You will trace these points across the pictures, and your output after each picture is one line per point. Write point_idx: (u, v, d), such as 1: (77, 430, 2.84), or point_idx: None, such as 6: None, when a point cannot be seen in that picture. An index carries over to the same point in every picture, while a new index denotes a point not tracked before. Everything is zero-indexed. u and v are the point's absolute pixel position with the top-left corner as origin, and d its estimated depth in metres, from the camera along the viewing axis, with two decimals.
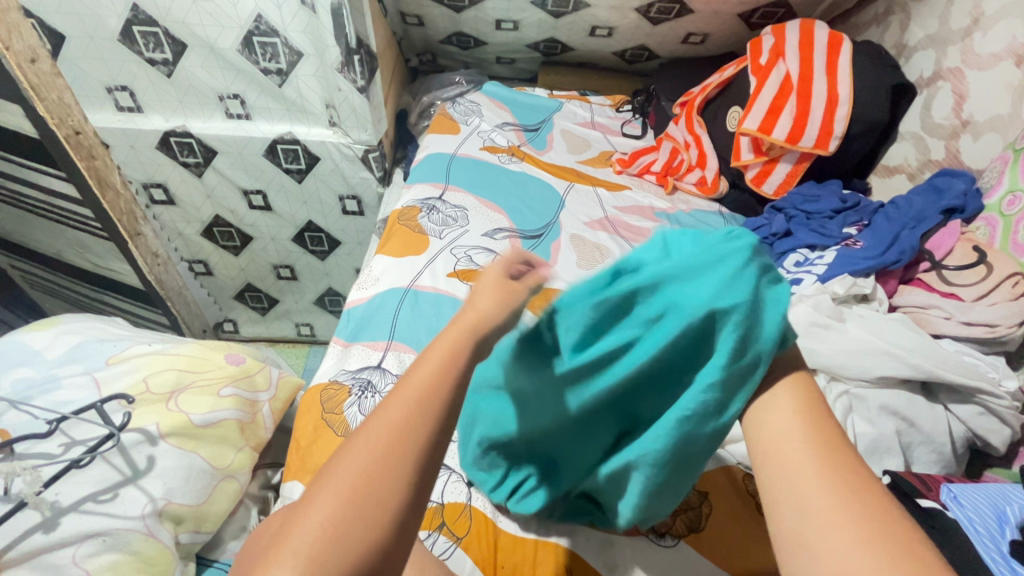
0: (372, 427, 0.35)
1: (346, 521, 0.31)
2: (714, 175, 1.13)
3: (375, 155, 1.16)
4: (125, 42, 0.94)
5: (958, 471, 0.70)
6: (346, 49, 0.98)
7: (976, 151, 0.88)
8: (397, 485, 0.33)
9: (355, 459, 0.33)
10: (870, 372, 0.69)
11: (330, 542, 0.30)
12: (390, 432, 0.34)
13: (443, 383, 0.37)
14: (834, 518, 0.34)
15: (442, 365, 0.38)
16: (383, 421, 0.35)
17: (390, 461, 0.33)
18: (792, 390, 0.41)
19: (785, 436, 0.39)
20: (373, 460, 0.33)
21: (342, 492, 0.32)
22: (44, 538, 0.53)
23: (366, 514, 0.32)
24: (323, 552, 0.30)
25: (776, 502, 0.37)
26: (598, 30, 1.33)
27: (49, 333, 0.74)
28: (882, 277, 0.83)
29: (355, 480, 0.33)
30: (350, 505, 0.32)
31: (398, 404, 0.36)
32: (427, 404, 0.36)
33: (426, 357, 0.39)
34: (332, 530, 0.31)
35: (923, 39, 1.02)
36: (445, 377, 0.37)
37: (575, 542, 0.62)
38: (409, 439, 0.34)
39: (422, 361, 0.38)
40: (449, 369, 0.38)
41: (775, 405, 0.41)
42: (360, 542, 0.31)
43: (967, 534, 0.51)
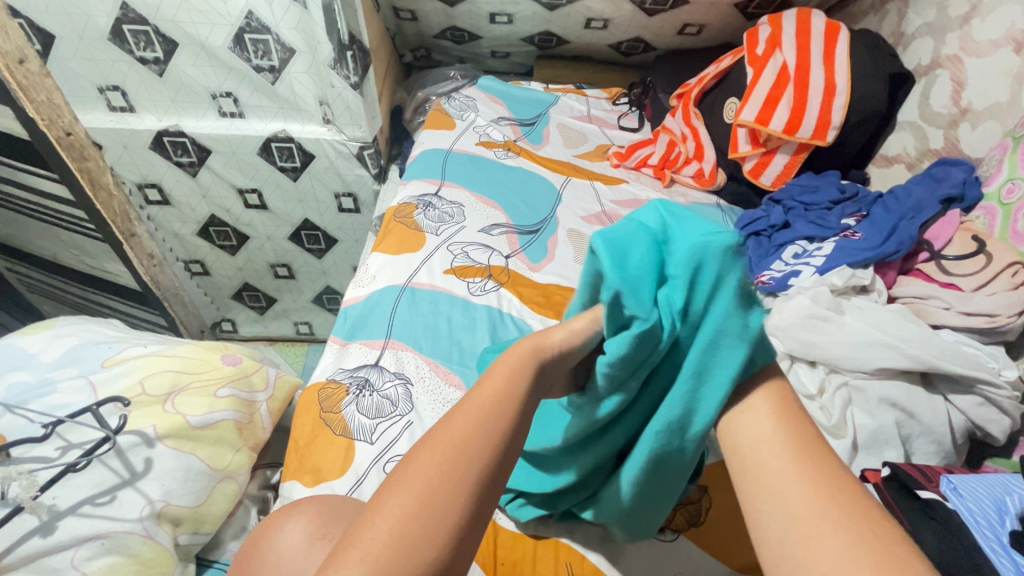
0: (436, 442, 0.35)
1: (413, 528, 0.31)
2: (712, 167, 1.12)
3: (370, 152, 1.15)
4: (115, 42, 0.93)
5: (958, 462, 0.69)
6: (338, 45, 0.97)
7: (975, 139, 0.87)
8: (463, 500, 0.33)
9: (420, 470, 0.34)
10: (869, 363, 0.69)
11: (397, 548, 0.30)
12: (455, 445, 0.35)
13: (504, 404, 0.38)
14: (815, 515, 0.34)
15: (504, 389, 0.39)
16: (448, 433, 0.36)
17: (455, 474, 0.34)
18: (767, 393, 0.42)
19: (762, 439, 0.39)
20: (439, 471, 0.34)
21: (410, 499, 0.32)
22: (43, 541, 0.53)
23: (431, 522, 0.32)
24: (389, 558, 0.30)
25: (759, 506, 0.37)
26: (593, 23, 1.32)
27: (44, 336, 0.73)
28: (881, 268, 0.82)
29: (420, 489, 0.33)
30: (418, 509, 0.32)
31: (461, 421, 0.37)
32: (489, 423, 0.37)
33: (485, 385, 0.40)
34: (400, 536, 0.31)
35: (921, 27, 1.02)
36: (513, 394, 0.39)
37: (575, 540, 0.62)
38: (472, 455, 0.35)
39: (479, 386, 0.40)
40: (508, 392, 0.39)
41: (749, 406, 0.42)
42: (426, 550, 0.31)
43: (967, 524, 0.51)
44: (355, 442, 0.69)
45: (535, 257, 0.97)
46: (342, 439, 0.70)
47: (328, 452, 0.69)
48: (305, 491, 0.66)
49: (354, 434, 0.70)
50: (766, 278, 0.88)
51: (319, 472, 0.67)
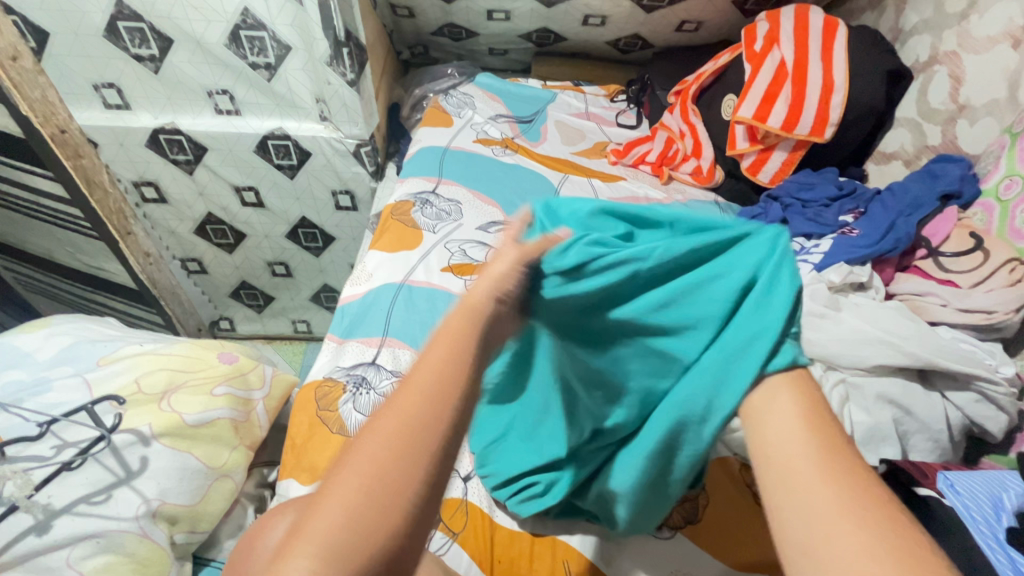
0: (389, 407, 0.31)
1: (368, 511, 0.27)
2: (710, 164, 1.12)
3: (367, 150, 1.14)
4: (110, 39, 0.93)
5: (955, 459, 0.69)
6: (334, 42, 0.97)
7: (973, 136, 0.87)
8: (423, 468, 0.29)
9: (372, 440, 0.29)
10: (866, 361, 0.69)
11: (352, 529, 0.27)
12: (409, 411, 0.30)
13: (459, 355, 0.33)
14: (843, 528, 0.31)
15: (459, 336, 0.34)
16: (400, 397, 0.31)
17: (414, 441, 0.29)
18: (792, 391, 0.39)
19: (787, 443, 0.36)
20: (392, 443, 0.29)
21: (362, 478, 0.28)
22: (38, 540, 0.53)
23: (388, 502, 0.28)
24: (344, 541, 0.26)
25: (782, 513, 0.34)
26: (591, 19, 1.31)
27: (39, 335, 0.73)
28: (879, 265, 0.82)
29: (374, 463, 0.29)
30: (371, 488, 0.28)
31: (418, 377, 0.32)
32: (445, 379, 0.32)
33: (442, 331, 0.34)
34: (353, 517, 0.27)
35: (919, 23, 1.01)
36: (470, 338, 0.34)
37: (573, 538, 0.62)
38: (430, 417, 0.30)
39: (431, 337, 0.34)
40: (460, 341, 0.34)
41: (775, 405, 0.39)
42: (388, 531, 0.27)
43: (963, 521, 0.51)
44: None
45: None
46: (339, 437, 0.69)
47: (325, 450, 0.69)
48: (302, 489, 0.66)
49: (351, 432, 0.70)
50: None
51: (317, 470, 0.67)
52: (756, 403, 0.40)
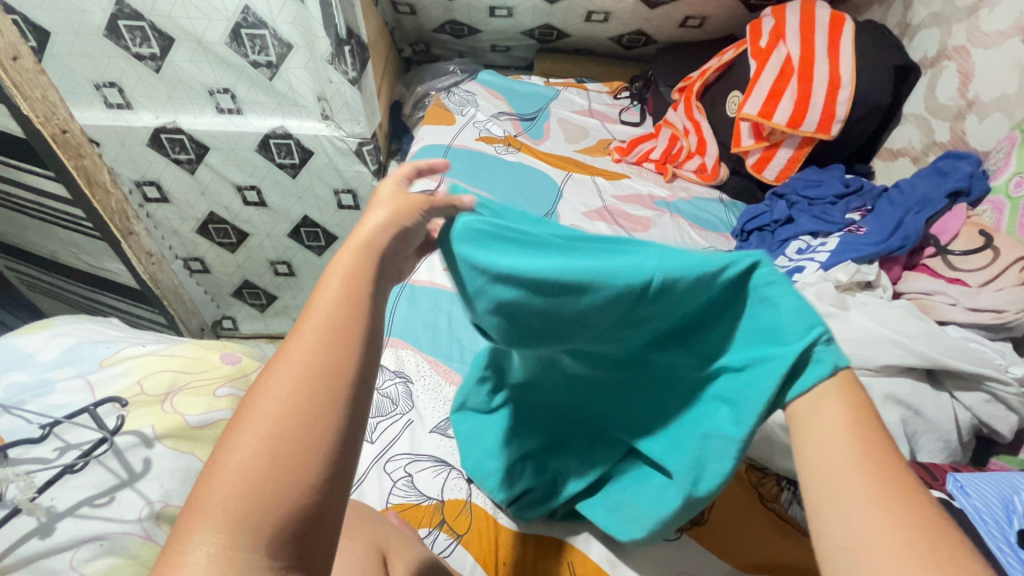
0: (278, 373, 0.30)
1: (267, 472, 0.27)
2: (714, 161, 1.12)
3: (369, 148, 1.14)
4: (111, 38, 0.93)
5: (964, 459, 0.69)
6: (335, 40, 0.96)
7: (982, 132, 0.86)
8: (325, 426, 0.29)
9: (263, 412, 0.29)
10: (871, 360, 0.68)
11: (252, 493, 0.26)
12: (304, 370, 0.30)
13: (351, 308, 0.33)
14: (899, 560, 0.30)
15: (345, 291, 0.34)
16: (296, 358, 0.31)
17: (307, 401, 0.29)
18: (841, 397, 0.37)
19: (838, 457, 0.34)
20: (291, 401, 0.29)
21: (256, 439, 0.28)
22: (42, 542, 0.52)
23: (294, 459, 0.27)
24: (246, 510, 0.26)
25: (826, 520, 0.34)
26: (594, 15, 1.30)
27: (41, 336, 0.73)
28: (886, 263, 0.81)
29: (268, 430, 0.28)
30: (272, 451, 0.27)
31: (301, 343, 0.31)
32: (338, 334, 0.32)
33: (321, 289, 0.34)
34: (255, 483, 0.26)
35: (927, 18, 1.00)
36: (361, 289, 0.35)
37: (577, 541, 0.62)
38: (321, 375, 0.30)
39: (317, 293, 0.34)
40: (352, 294, 0.34)
41: (823, 414, 0.37)
42: (297, 492, 0.27)
43: (974, 524, 0.51)
44: None
45: None
46: None
47: None
48: None
49: None
50: None
51: None
52: (802, 409, 0.38)
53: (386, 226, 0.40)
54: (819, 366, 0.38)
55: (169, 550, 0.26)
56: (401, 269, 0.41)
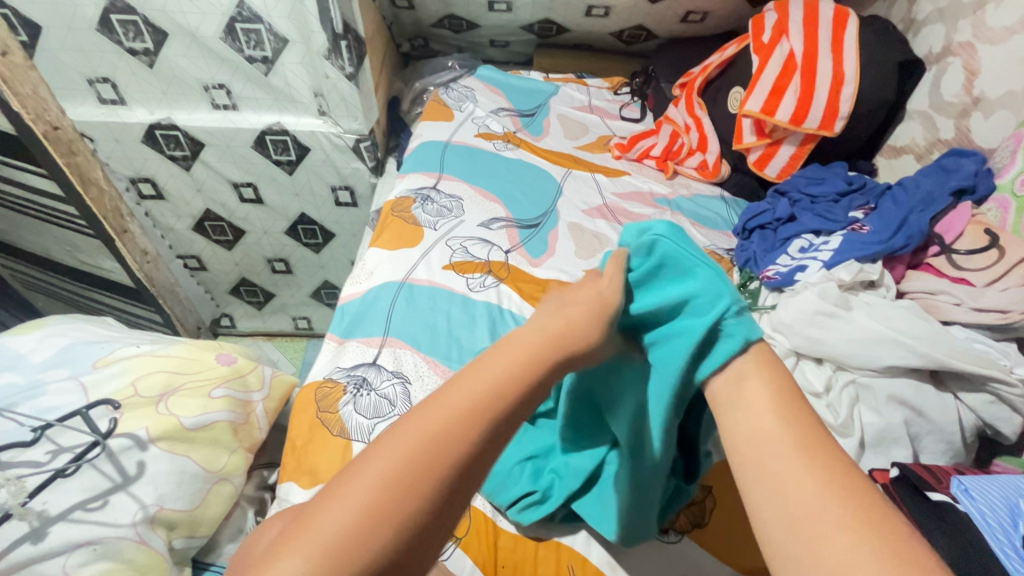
0: (411, 423, 0.34)
1: (368, 524, 0.30)
2: (715, 158, 1.11)
3: (367, 145, 1.13)
4: (103, 32, 0.91)
5: (967, 461, 0.68)
6: (332, 35, 0.94)
7: (987, 129, 0.85)
8: (428, 495, 0.32)
9: (384, 462, 0.33)
10: (878, 361, 0.67)
11: (353, 532, 0.30)
12: (431, 438, 0.34)
13: (496, 394, 0.36)
14: (824, 518, 0.32)
15: (505, 376, 0.37)
16: (428, 422, 0.34)
17: (424, 469, 0.32)
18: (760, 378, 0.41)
19: (761, 427, 0.38)
20: (410, 462, 0.33)
21: (371, 486, 0.32)
22: (33, 548, 0.52)
23: (390, 518, 0.31)
24: (338, 549, 0.29)
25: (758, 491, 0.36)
26: (594, 10, 1.28)
27: (34, 337, 0.72)
28: (890, 262, 0.80)
29: (382, 481, 0.32)
30: (380, 505, 0.31)
31: (440, 408, 0.35)
32: (473, 418, 0.35)
33: (476, 368, 0.38)
34: (356, 530, 0.30)
35: (932, 13, 0.99)
36: (513, 385, 0.37)
37: (577, 544, 0.61)
38: (448, 445, 0.33)
39: (474, 367, 0.38)
40: (507, 381, 0.37)
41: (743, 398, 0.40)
42: (379, 545, 0.30)
43: (978, 527, 0.49)
44: (353, 442, 0.68)
45: (536, 251, 0.95)
46: (340, 439, 0.68)
47: (327, 453, 0.68)
48: (302, 493, 0.65)
49: (351, 435, 0.69)
50: (772, 272, 0.87)
51: (317, 473, 0.66)
52: (724, 393, 0.42)
53: (582, 319, 0.43)
54: (734, 339, 0.43)
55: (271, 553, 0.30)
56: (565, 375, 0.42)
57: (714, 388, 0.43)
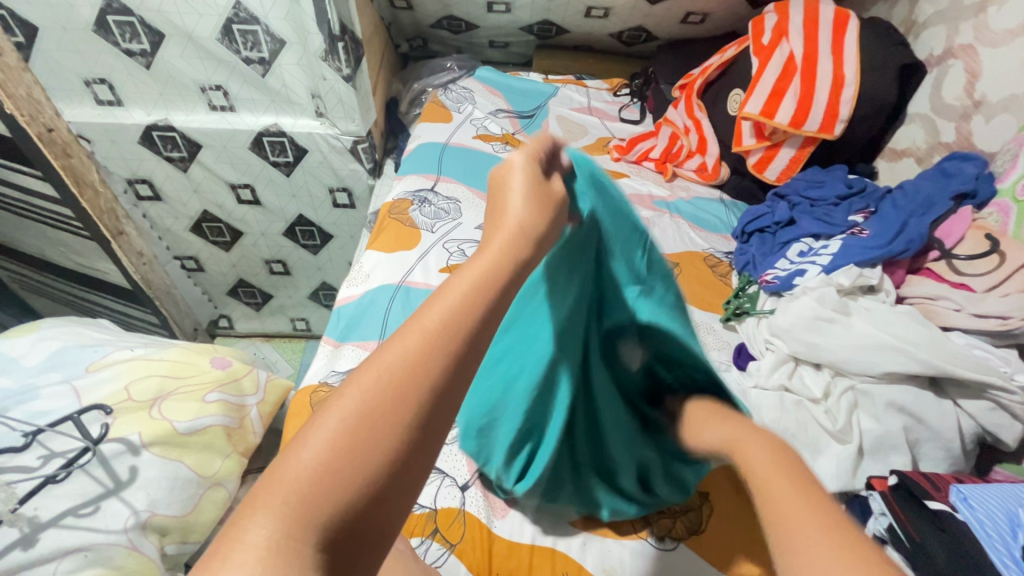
0: (381, 351, 0.30)
1: (337, 463, 0.26)
2: (715, 161, 1.10)
3: (365, 147, 1.12)
4: (100, 33, 0.91)
5: (967, 468, 0.67)
6: (329, 36, 0.94)
7: (989, 133, 0.84)
8: (403, 415, 0.28)
9: (355, 395, 0.28)
10: (876, 367, 0.67)
11: (325, 479, 0.26)
12: (405, 362, 0.30)
13: (467, 308, 0.33)
14: (799, 521, 0.32)
15: (469, 293, 0.34)
16: (398, 347, 0.30)
17: (398, 395, 0.29)
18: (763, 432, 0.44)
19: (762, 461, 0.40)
20: (384, 388, 0.29)
21: (341, 423, 0.27)
22: (23, 554, 0.51)
23: (365, 452, 0.27)
24: (307, 493, 0.25)
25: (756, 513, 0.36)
26: (593, 11, 1.28)
27: (27, 341, 0.71)
28: (890, 267, 0.79)
29: (353, 416, 0.27)
30: (349, 442, 0.27)
31: (405, 330, 0.32)
32: (444, 336, 0.31)
33: (445, 288, 0.35)
34: (328, 471, 0.26)
35: (933, 15, 0.98)
36: (481, 298, 0.34)
37: (572, 550, 0.61)
38: (425, 369, 0.30)
39: (443, 288, 0.35)
40: (475, 294, 0.34)
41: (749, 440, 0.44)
42: (358, 481, 0.26)
43: (978, 538, 0.49)
44: None
45: None
46: None
47: None
48: None
49: None
50: (770, 276, 0.86)
51: None
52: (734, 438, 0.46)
53: (530, 228, 0.41)
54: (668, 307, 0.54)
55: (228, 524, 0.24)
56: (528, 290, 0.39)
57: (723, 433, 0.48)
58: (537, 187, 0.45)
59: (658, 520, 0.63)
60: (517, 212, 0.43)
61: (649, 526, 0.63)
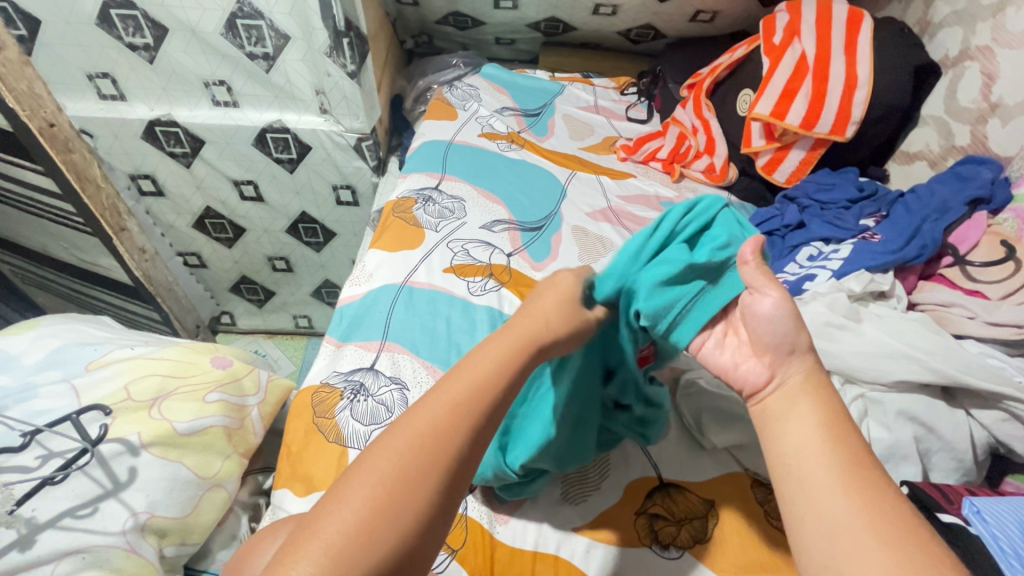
0: (411, 424, 0.38)
1: (372, 521, 0.33)
2: (723, 161, 1.08)
3: (368, 144, 1.11)
4: (103, 27, 0.90)
5: (978, 479, 0.66)
6: (334, 32, 0.93)
7: (1005, 137, 0.82)
8: (427, 485, 0.35)
9: (388, 464, 0.35)
10: (888, 375, 0.65)
11: (358, 541, 0.33)
12: (430, 435, 0.37)
13: (487, 387, 0.40)
14: (840, 510, 0.37)
15: (490, 373, 0.41)
16: (427, 420, 0.38)
17: (425, 466, 0.36)
18: (811, 398, 0.44)
19: (805, 442, 0.41)
20: (410, 459, 0.36)
21: (376, 488, 0.34)
22: (20, 556, 0.50)
23: (397, 513, 0.34)
24: (346, 548, 0.32)
25: (788, 493, 0.40)
26: (601, 9, 1.26)
27: (27, 337, 0.71)
28: (901, 273, 0.78)
29: (385, 482, 0.35)
30: (382, 504, 0.34)
31: (432, 405, 0.39)
32: (466, 413, 0.38)
33: (465, 369, 0.41)
34: (362, 529, 0.33)
35: (949, 16, 0.96)
36: (499, 379, 0.41)
37: (575, 555, 0.60)
38: (449, 443, 0.37)
39: (466, 366, 0.42)
40: (496, 377, 0.41)
41: (794, 414, 0.43)
42: (388, 539, 0.33)
43: (986, 547, 0.47)
44: (349, 450, 0.67)
45: (538, 254, 0.93)
46: (335, 447, 0.67)
47: (321, 460, 0.66)
48: (297, 500, 0.64)
49: (347, 442, 0.68)
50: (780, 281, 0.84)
51: (311, 480, 0.65)
52: (774, 407, 0.45)
53: (557, 321, 0.47)
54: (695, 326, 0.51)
55: (281, 564, 0.32)
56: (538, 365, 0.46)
57: (764, 402, 0.46)
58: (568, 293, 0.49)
59: (662, 527, 0.62)
60: (549, 317, 0.47)
61: (654, 534, 0.61)
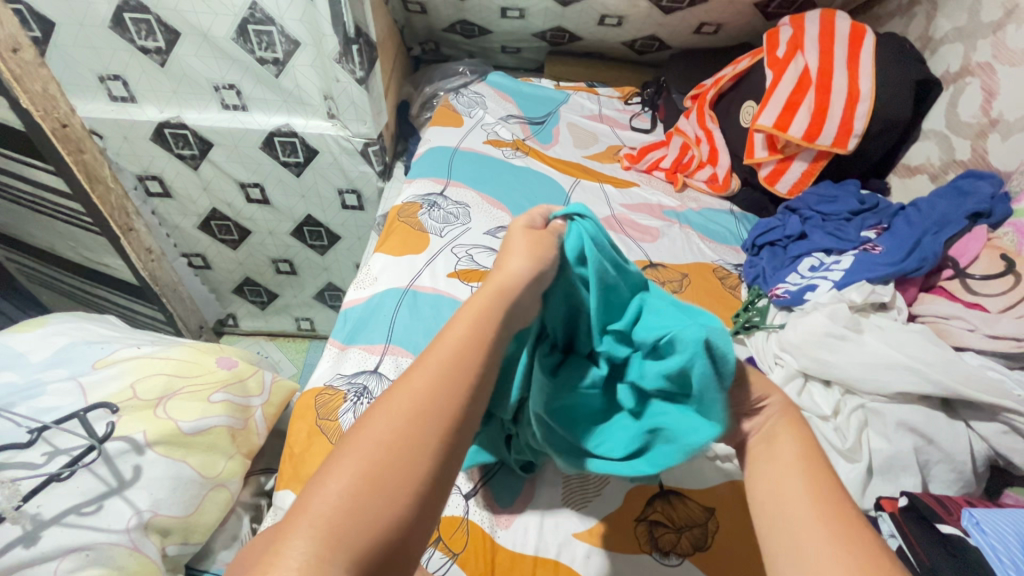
0: (401, 390, 0.36)
1: (366, 489, 0.31)
2: (726, 172, 1.09)
3: (375, 149, 1.12)
4: (116, 30, 0.91)
5: (977, 491, 0.66)
6: (344, 39, 0.94)
7: (1005, 152, 0.84)
8: (425, 447, 0.33)
9: (379, 431, 0.33)
10: (887, 386, 0.66)
11: (352, 511, 0.30)
12: (422, 398, 0.35)
13: (471, 346, 0.39)
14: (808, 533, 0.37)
15: (472, 333, 0.40)
16: (418, 383, 0.36)
17: (419, 430, 0.34)
18: (789, 436, 0.44)
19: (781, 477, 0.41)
20: (402, 421, 0.34)
21: (368, 455, 0.32)
22: (25, 552, 0.51)
23: (393, 478, 0.32)
24: (341, 518, 0.29)
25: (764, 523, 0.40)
26: (607, 19, 1.28)
27: (34, 335, 0.72)
28: (902, 284, 0.79)
29: (378, 449, 0.33)
30: (376, 469, 0.32)
31: (422, 371, 0.37)
32: (455, 375, 0.37)
33: (449, 331, 0.40)
34: (357, 500, 0.30)
35: (950, 32, 0.98)
36: (482, 334, 0.40)
37: (576, 560, 0.60)
38: (442, 406, 0.35)
39: (449, 329, 0.40)
40: (477, 336, 0.40)
41: (772, 455, 0.43)
42: (387, 506, 0.31)
43: (984, 557, 0.48)
44: None
45: None
46: None
47: None
48: None
49: None
50: (780, 291, 0.85)
51: None
52: (756, 451, 0.45)
53: (524, 268, 0.47)
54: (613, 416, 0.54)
55: (270, 548, 0.29)
56: (521, 316, 0.46)
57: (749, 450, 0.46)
58: (533, 244, 0.50)
59: (663, 534, 0.62)
60: (510, 265, 0.47)
61: (654, 542, 0.62)
